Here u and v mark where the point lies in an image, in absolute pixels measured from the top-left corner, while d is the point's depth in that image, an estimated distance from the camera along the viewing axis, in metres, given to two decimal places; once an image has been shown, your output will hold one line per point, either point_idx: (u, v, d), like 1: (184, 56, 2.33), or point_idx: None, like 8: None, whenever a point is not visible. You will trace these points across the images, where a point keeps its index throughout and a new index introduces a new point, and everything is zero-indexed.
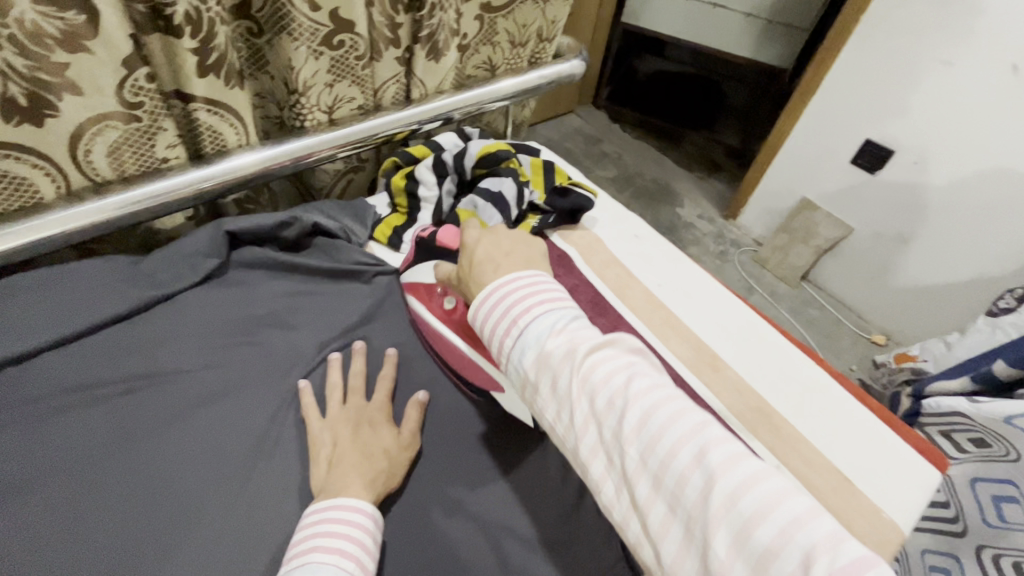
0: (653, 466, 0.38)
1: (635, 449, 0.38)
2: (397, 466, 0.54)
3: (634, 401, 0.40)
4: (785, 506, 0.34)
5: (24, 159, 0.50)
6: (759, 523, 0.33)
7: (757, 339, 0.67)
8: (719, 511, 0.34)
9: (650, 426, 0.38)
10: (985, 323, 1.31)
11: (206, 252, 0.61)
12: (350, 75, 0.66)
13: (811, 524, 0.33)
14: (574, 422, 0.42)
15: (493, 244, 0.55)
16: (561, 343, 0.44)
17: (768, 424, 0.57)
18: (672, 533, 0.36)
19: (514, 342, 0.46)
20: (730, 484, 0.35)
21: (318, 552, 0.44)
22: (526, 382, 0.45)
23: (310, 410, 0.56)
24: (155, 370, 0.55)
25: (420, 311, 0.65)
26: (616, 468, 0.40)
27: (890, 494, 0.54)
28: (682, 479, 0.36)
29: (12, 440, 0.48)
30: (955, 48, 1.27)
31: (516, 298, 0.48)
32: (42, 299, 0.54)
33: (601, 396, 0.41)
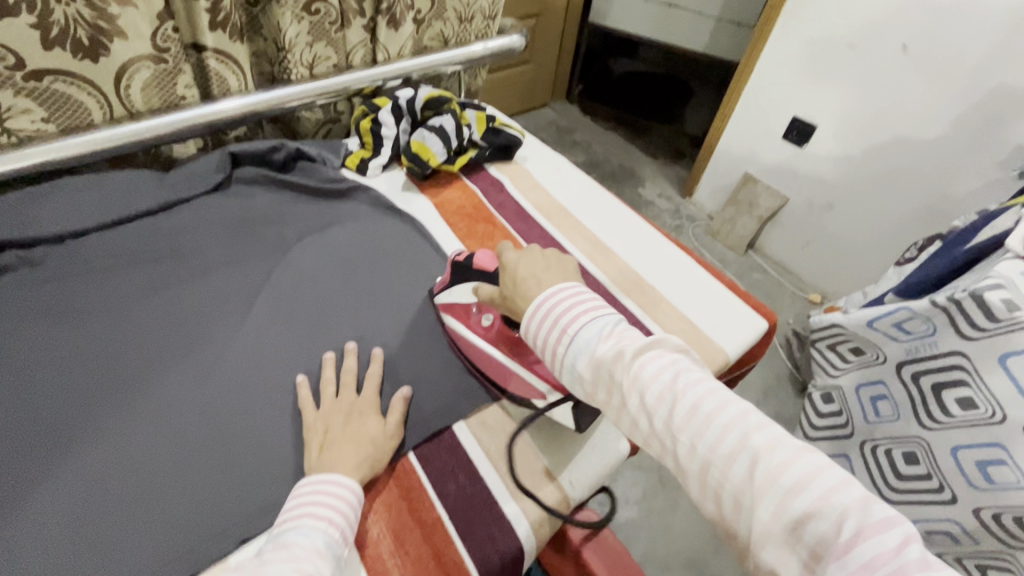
0: (704, 451, 0.47)
1: (687, 435, 0.48)
2: (383, 452, 0.60)
3: (681, 396, 0.49)
4: (821, 478, 0.43)
5: (82, 87, 0.69)
6: (797, 494, 0.42)
7: (644, 239, 0.85)
8: (763, 485, 0.43)
9: (699, 416, 0.47)
10: (893, 272, 1.50)
11: (213, 169, 0.80)
12: (326, 37, 0.85)
13: (841, 492, 0.42)
14: (633, 415, 0.51)
15: (532, 265, 0.65)
16: (612, 348, 0.54)
17: (641, 290, 0.76)
18: (725, 502, 0.46)
19: (569, 348, 0.56)
20: (772, 462, 0.44)
21: (310, 519, 0.51)
22: (586, 383, 0.55)
23: (307, 404, 0.62)
24: (177, 248, 0.73)
25: (459, 329, 0.72)
26: (672, 451, 0.49)
27: (727, 334, 0.72)
28: (731, 459, 0.45)
29: (79, 285, 0.67)
30: (857, 33, 1.48)
31: (566, 311, 0.58)
32: (91, 196, 0.72)
33: (652, 392, 0.50)
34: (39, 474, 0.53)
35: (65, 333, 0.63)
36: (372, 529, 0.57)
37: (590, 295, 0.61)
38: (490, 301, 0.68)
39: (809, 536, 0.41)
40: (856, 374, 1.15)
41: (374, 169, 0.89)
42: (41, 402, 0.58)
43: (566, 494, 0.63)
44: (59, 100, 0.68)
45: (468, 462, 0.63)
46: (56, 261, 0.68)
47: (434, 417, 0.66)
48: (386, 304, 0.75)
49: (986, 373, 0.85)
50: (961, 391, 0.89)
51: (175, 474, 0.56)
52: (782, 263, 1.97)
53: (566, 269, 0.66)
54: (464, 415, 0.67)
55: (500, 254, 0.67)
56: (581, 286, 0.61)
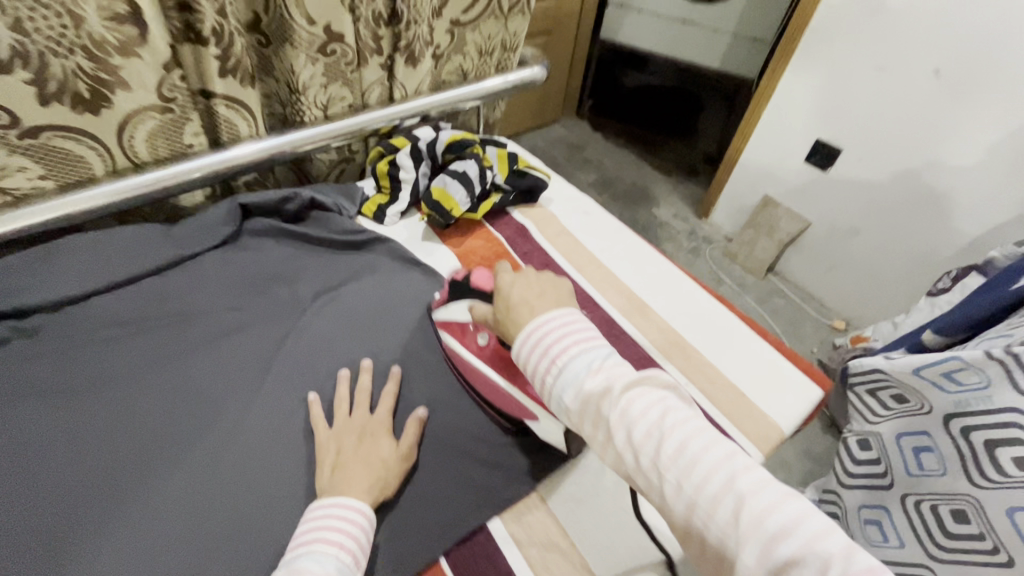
0: (689, 490, 0.44)
1: (673, 475, 0.44)
2: (394, 476, 0.59)
3: (668, 432, 0.46)
4: (809, 525, 0.39)
5: (82, 141, 0.64)
6: (783, 540, 0.39)
7: (681, 291, 0.79)
8: (748, 530, 0.40)
9: (685, 454, 0.45)
10: (925, 303, 1.44)
11: (221, 221, 0.75)
12: (341, 78, 0.80)
13: (828, 540, 0.39)
14: (619, 452, 0.48)
15: (525, 288, 0.63)
16: (598, 381, 0.51)
17: (682, 353, 0.70)
18: (710, 545, 0.42)
19: (555, 379, 0.53)
20: (758, 506, 0.41)
21: (321, 543, 0.50)
22: (570, 415, 0.52)
23: (318, 420, 0.61)
24: (183, 311, 0.68)
25: (454, 346, 0.72)
26: (656, 490, 0.46)
27: (779, 405, 0.66)
28: (716, 501, 0.42)
29: (73, 358, 0.61)
30: (886, 56, 1.43)
31: (553, 338, 0.54)
32: (91, 256, 0.67)
33: (637, 428, 0.47)
34: None
35: (58, 414, 0.57)
36: None
37: (582, 323, 0.58)
38: (483, 322, 0.66)
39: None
40: (897, 423, 1.07)
41: (392, 217, 0.84)
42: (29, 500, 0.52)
43: None
44: (57, 155, 0.63)
45: (504, 565, 0.59)
46: (50, 330, 0.62)
47: None
48: (408, 371, 0.70)
49: None
50: (1016, 448, 0.78)
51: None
52: (803, 288, 1.91)
53: (563, 295, 0.62)
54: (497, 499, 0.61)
55: (495, 278, 0.65)
56: (574, 313, 0.58)
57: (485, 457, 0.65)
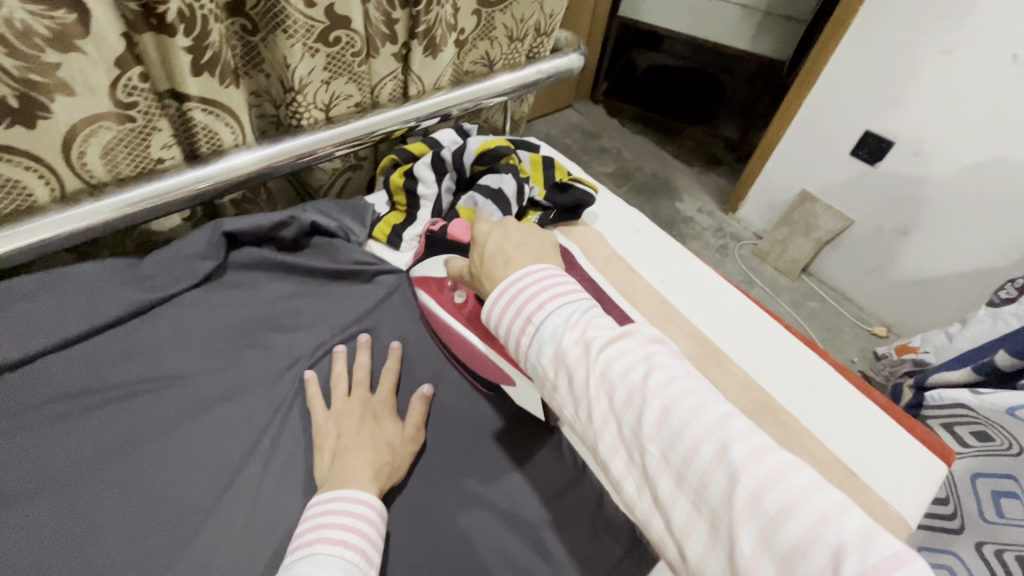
0: (675, 463, 0.37)
1: (657, 446, 0.37)
2: (401, 461, 0.53)
3: (652, 396, 0.39)
4: (813, 501, 0.33)
5: (15, 160, 0.49)
6: (785, 521, 0.32)
7: (761, 333, 0.66)
8: (743, 509, 0.33)
9: (671, 422, 0.37)
10: (985, 314, 1.31)
11: (202, 254, 0.61)
12: (347, 72, 0.65)
13: (839, 519, 0.32)
14: (596, 421, 0.41)
15: (502, 238, 0.53)
16: (576, 339, 0.43)
17: (774, 418, 0.57)
18: (698, 530, 0.36)
19: (530, 339, 0.45)
20: (755, 479, 0.34)
21: (323, 542, 0.43)
22: (544, 381, 0.44)
23: (315, 399, 0.56)
24: (155, 373, 0.54)
25: (429, 304, 0.63)
26: (638, 465, 0.39)
27: (897, 489, 0.53)
28: (706, 474, 0.35)
29: (10, 447, 0.47)
30: (953, 39, 1.27)
31: (526, 293, 0.46)
32: (39, 306, 0.53)
33: (619, 393, 0.40)
34: None
35: None
36: None
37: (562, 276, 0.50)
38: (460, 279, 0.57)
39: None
40: None
41: (409, 242, 0.69)
42: None
43: None
44: None
45: None
46: None
47: None
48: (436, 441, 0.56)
49: None
50: None
51: None
52: (840, 290, 1.78)
53: (547, 250, 0.54)
54: None
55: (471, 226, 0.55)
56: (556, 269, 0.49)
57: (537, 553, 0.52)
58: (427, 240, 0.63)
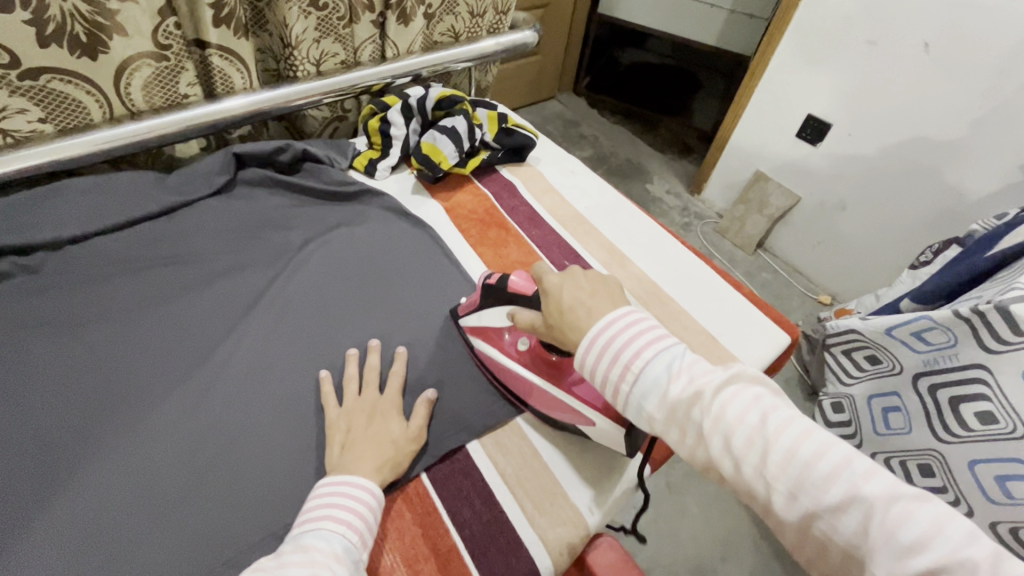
0: (805, 500, 0.42)
1: (783, 484, 0.43)
2: (403, 455, 0.58)
3: (772, 439, 0.44)
4: (944, 531, 0.38)
5: (81, 86, 0.66)
6: (917, 549, 0.38)
7: (662, 244, 0.82)
8: (878, 539, 0.39)
9: (796, 461, 0.43)
10: (906, 276, 1.46)
11: (218, 171, 0.77)
12: (333, 33, 0.82)
13: (963, 543, 0.37)
14: (716, 460, 0.47)
15: (577, 290, 0.57)
16: (685, 388, 0.49)
17: (659, 301, 0.74)
18: (835, 551, 0.42)
19: (634, 386, 0.51)
20: (885, 513, 0.39)
21: (329, 521, 0.49)
22: (657, 422, 0.50)
23: (329, 397, 0.62)
24: (180, 255, 0.71)
25: (491, 352, 0.67)
26: (765, 499, 0.45)
27: (746, 346, 0.70)
28: (837, 508, 0.41)
29: (73, 294, 0.64)
30: (876, 30, 1.44)
31: (622, 343, 0.51)
32: (91, 200, 0.70)
33: (738, 438, 0.45)
34: (36, 503, 0.51)
35: (60, 343, 0.60)
36: (385, 557, 0.53)
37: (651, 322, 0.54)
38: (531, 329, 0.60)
39: None
40: (869, 385, 1.11)
41: (382, 171, 0.86)
42: (37, 420, 0.55)
43: (586, 529, 0.57)
44: (57, 98, 0.65)
45: (482, 483, 0.60)
46: (56, 268, 0.65)
47: (445, 431, 0.63)
48: (394, 313, 0.73)
49: (1009, 388, 0.81)
50: (981, 405, 0.85)
51: (181, 498, 0.53)
52: (792, 263, 1.94)
53: (614, 288, 0.58)
54: (477, 430, 0.64)
55: (537, 277, 0.59)
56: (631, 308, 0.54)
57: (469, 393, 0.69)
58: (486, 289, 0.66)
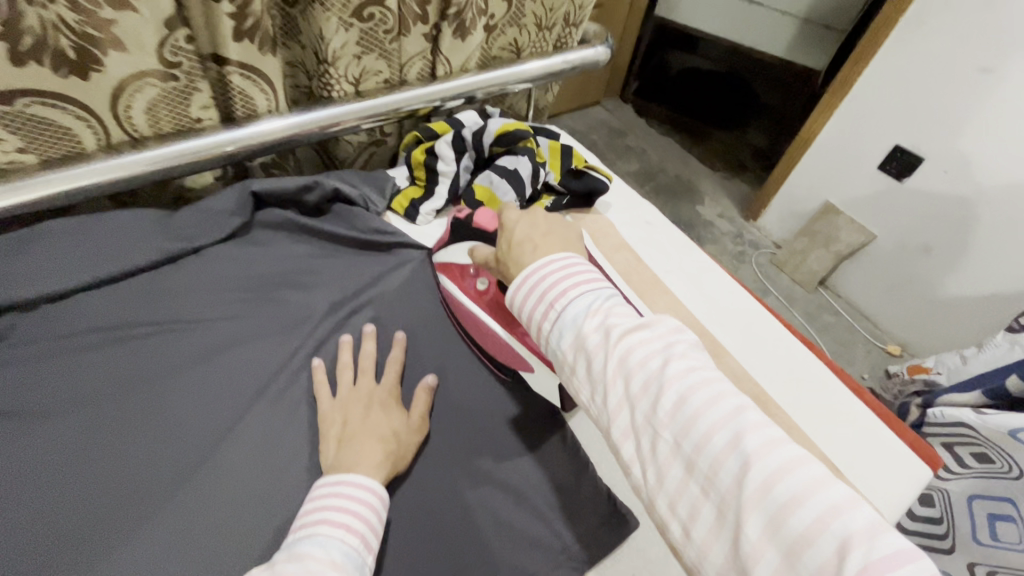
0: (688, 450, 0.37)
1: (669, 432, 0.38)
2: (405, 450, 0.54)
3: (669, 385, 0.39)
4: (819, 493, 0.33)
5: (68, 109, 0.53)
6: (792, 510, 0.32)
7: (759, 327, 0.68)
8: (752, 495, 0.34)
9: (686, 411, 0.38)
10: (1003, 339, 1.27)
11: (231, 211, 0.64)
12: (378, 48, 0.69)
13: (839, 508, 0.32)
14: (613, 408, 0.42)
15: (533, 226, 0.55)
16: (596, 326, 0.44)
17: (764, 411, 0.59)
18: (704, 512, 0.36)
19: (551, 325, 0.47)
20: (766, 468, 0.34)
21: (326, 525, 0.44)
22: (564, 363, 0.45)
23: (321, 388, 0.56)
24: (179, 318, 0.58)
25: (451, 289, 0.67)
26: (649, 451, 0.39)
27: (878, 484, 0.55)
28: (716, 461, 0.36)
29: (44, 372, 0.52)
30: (992, 56, 1.25)
31: (551, 279, 0.48)
32: (74, 247, 0.57)
33: (635, 379, 0.41)
34: None
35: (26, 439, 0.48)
36: None
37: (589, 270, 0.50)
38: (485, 266, 0.58)
39: (801, 565, 0.31)
40: (972, 482, 0.89)
41: (426, 216, 0.72)
42: None
43: None
44: (36, 124, 0.53)
45: None
46: (28, 333, 0.53)
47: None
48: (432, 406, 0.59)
49: None
50: None
51: None
52: (857, 306, 1.76)
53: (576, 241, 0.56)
54: None
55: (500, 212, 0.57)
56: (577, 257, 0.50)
57: (523, 518, 0.55)
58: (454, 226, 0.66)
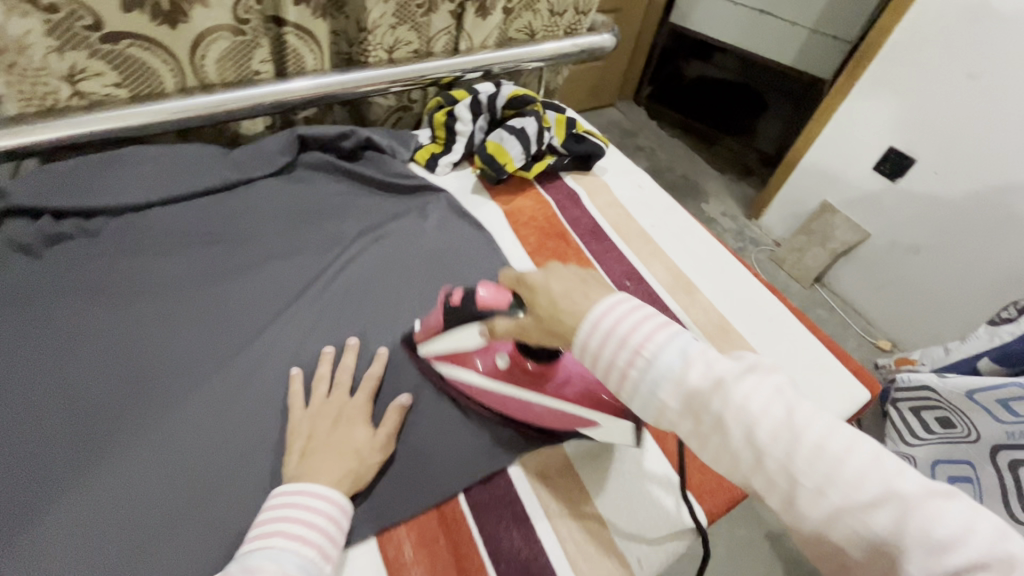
0: (831, 498, 0.35)
1: (810, 481, 0.36)
2: (369, 467, 0.53)
3: (798, 431, 0.37)
4: (977, 526, 0.32)
5: (157, 53, 0.65)
6: (961, 551, 0.31)
7: (730, 272, 0.77)
8: (915, 541, 0.32)
9: (821, 456, 0.36)
10: (983, 331, 1.28)
11: (279, 151, 0.75)
12: (410, 21, 0.80)
13: (1002, 538, 0.31)
14: (733, 459, 0.39)
15: (564, 277, 0.47)
16: (701, 373, 0.40)
17: (725, 335, 0.69)
18: (857, 553, 0.35)
19: (642, 372, 0.42)
20: (920, 509, 0.33)
21: (279, 537, 0.44)
22: (667, 412, 0.41)
23: (296, 395, 0.56)
24: (234, 232, 0.69)
25: (470, 379, 0.60)
26: (784, 499, 0.37)
27: (821, 399, 0.64)
28: (866, 506, 0.34)
29: (131, 262, 0.64)
30: (979, 64, 1.33)
31: (631, 324, 0.42)
32: (153, 168, 0.69)
33: (759, 428, 0.37)
34: (70, 471, 0.50)
35: (115, 310, 0.60)
36: None
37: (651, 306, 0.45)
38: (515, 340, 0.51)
39: None
40: (937, 448, 0.97)
41: (443, 167, 0.83)
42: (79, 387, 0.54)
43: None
44: (131, 63, 0.65)
45: (524, 517, 0.55)
46: (114, 233, 0.65)
47: (484, 446, 0.59)
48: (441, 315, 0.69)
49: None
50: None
51: (209, 489, 0.51)
52: (851, 303, 1.83)
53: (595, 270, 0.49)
54: (520, 454, 0.59)
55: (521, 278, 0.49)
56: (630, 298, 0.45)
57: None
58: (449, 319, 0.55)
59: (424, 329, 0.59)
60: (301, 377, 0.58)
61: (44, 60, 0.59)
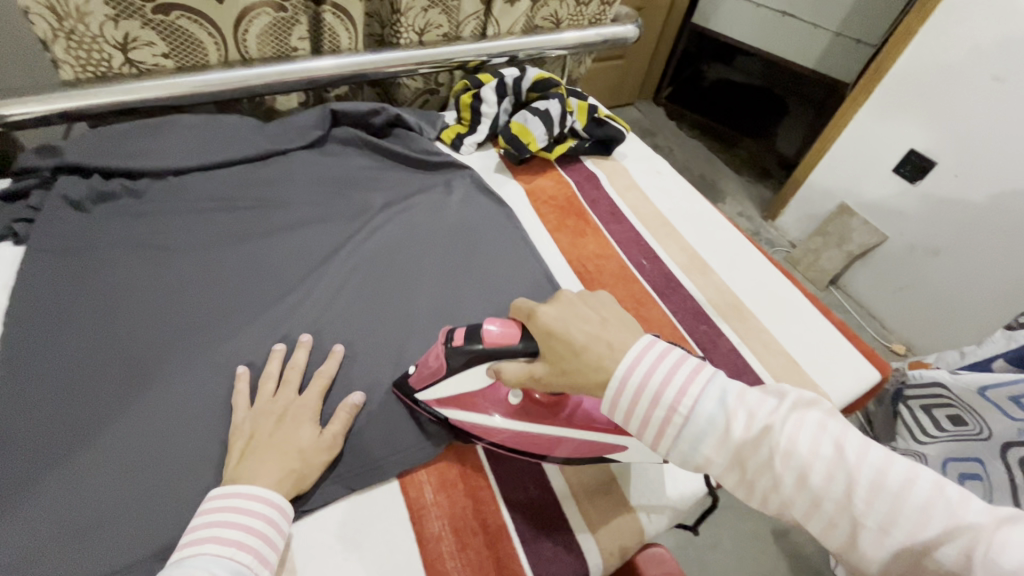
0: (892, 535, 0.36)
1: (871, 520, 0.37)
2: (313, 467, 0.51)
3: (846, 473, 0.38)
4: None
5: (204, 26, 0.69)
6: None
7: (745, 255, 0.79)
8: None
9: (874, 495, 0.37)
10: (1000, 336, 1.25)
11: (313, 125, 0.79)
12: (441, 4, 0.83)
13: None
14: (790, 503, 0.40)
15: (581, 322, 0.48)
16: (742, 424, 0.42)
17: (739, 315, 0.71)
18: None
19: (684, 429, 0.44)
20: (987, 538, 0.33)
21: (212, 543, 0.42)
22: (716, 465, 0.43)
23: (240, 396, 0.54)
24: (266, 198, 0.73)
25: (477, 419, 0.56)
26: (848, 539, 0.38)
27: (832, 378, 0.66)
28: (931, 540, 0.35)
29: (171, 222, 0.68)
30: (1005, 67, 1.33)
31: (663, 380, 0.44)
32: (193, 136, 0.73)
33: (810, 475, 0.39)
34: (112, 408, 0.53)
35: (155, 265, 0.64)
36: (434, 523, 0.52)
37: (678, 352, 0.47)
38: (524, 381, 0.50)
39: None
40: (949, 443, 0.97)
41: (468, 147, 0.86)
42: (122, 333, 0.58)
43: (643, 529, 0.55)
44: (179, 35, 0.68)
45: (539, 471, 0.58)
46: (156, 195, 0.69)
47: None
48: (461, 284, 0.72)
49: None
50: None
51: None
52: (866, 306, 1.82)
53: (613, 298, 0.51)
54: None
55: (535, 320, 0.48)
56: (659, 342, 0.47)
57: None
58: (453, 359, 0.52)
59: (422, 375, 0.56)
60: (248, 376, 0.56)
61: (101, 28, 0.64)
